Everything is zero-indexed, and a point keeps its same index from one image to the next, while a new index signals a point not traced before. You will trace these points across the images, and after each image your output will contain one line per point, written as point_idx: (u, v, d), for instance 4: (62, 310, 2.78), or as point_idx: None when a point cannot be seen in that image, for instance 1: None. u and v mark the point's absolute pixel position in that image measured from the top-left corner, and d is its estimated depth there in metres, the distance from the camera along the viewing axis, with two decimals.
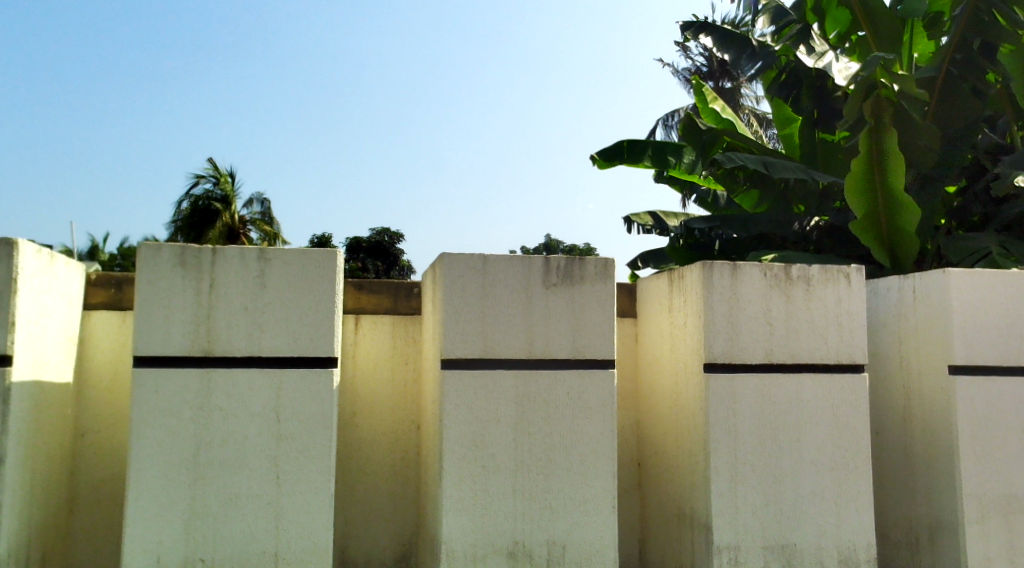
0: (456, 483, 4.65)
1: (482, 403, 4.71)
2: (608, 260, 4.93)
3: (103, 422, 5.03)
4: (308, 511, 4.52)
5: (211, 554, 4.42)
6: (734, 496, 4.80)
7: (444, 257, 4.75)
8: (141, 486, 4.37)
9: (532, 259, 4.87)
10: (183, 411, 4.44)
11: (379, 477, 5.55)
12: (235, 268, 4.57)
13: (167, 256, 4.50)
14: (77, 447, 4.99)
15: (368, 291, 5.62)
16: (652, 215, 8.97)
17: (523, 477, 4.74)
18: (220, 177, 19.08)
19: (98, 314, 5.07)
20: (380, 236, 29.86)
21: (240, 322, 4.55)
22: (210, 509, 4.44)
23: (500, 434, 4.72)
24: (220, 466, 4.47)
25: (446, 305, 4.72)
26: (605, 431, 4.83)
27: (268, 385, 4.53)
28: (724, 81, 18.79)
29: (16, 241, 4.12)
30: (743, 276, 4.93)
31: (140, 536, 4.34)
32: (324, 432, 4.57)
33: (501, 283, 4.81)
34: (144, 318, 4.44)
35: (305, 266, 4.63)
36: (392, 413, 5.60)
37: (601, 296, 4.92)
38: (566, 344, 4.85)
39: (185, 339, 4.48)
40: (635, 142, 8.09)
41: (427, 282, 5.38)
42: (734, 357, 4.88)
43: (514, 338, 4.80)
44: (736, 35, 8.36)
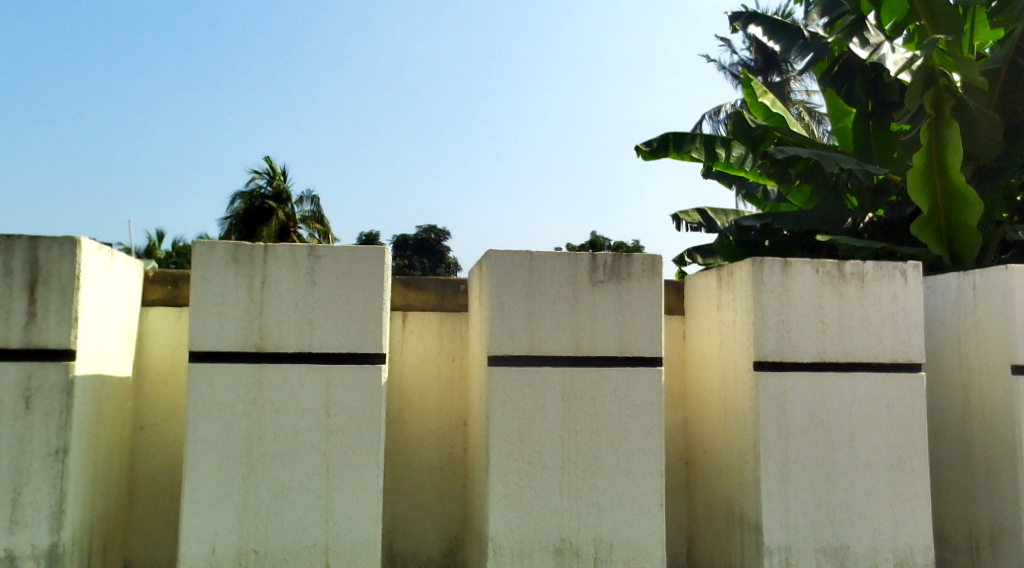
0: (503, 479, 4.67)
1: (528, 399, 4.73)
2: (656, 257, 4.90)
3: (160, 415, 5.17)
4: (357, 506, 4.59)
5: (264, 546, 4.51)
6: (785, 496, 4.74)
7: (491, 253, 4.77)
8: (196, 478, 4.47)
9: (579, 256, 4.87)
10: (236, 405, 4.54)
11: (426, 471, 5.61)
12: (286, 265, 4.65)
13: (221, 253, 4.59)
14: (135, 439, 5.13)
15: (416, 287, 5.68)
16: (700, 212, 8.73)
17: (570, 475, 4.74)
18: (273, 174, 19.39)
19: (156, 310, 5.21)
20: (427, 233, 30.06)
21: (292, 318, 4.63)
22: (262, 502, 4.53)
23: (547, 431, 4.74)
24: (272, 459, 4.55)
25: (493, 303, 4.74)
26: (652, 430, 4.81)
27: (317, 380, 4.61)
28: (774, 74, 18.48)
29: (78, 240, 4.24)
30: (794, 273, 4.86)
31: (196, 526, 4.45)
32: (372, 426, 4.64)
33: (548, 281, 4.82)
34: (199, 313, 4.55)
35: (353, 262, 4.70)
36: (439, 408, 5.65)
37: (648, 293, 4.90)
38: (613, 341, 4.84)
39: (238, 335, 4.57)
40: (682, 134, 7.81)
41: (474, 279, 5.41)
42: (786, 355, 4.81)
43: (560, 335, 4.80)
44: (788, 25, 8.16)
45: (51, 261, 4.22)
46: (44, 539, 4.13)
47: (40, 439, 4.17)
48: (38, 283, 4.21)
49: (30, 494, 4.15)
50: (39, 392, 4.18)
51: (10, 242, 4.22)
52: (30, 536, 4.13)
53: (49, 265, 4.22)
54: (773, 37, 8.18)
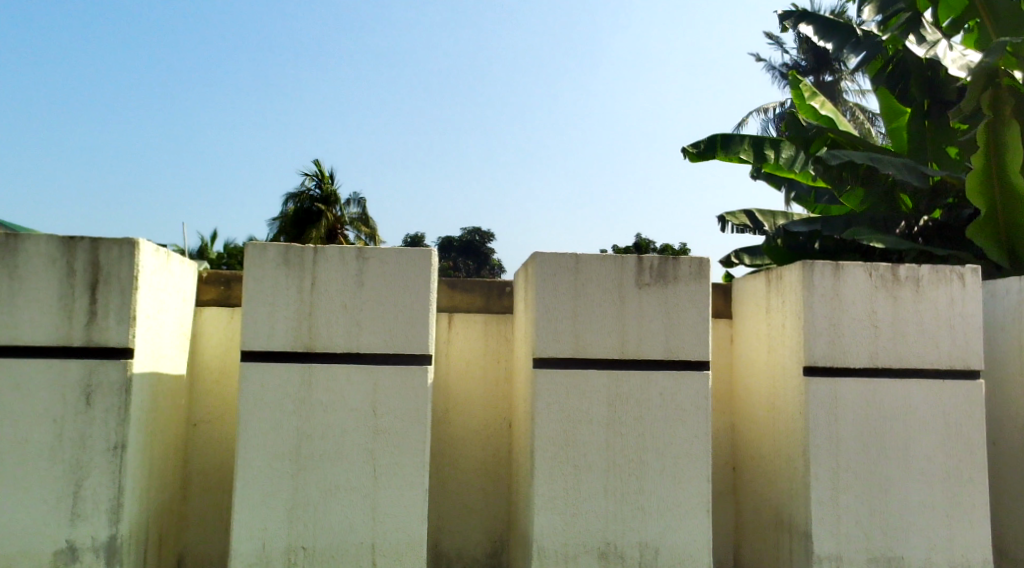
0: (548, 481, 4.68)
1: (573, 402, 4.73)
2: (703, 260, 4.87)
3: (213, 413, 5.28)
4: (403, 505, 4.64)
5: (312, 543, 4.58)
6: (836, 504, 4.67)
7: (537, 256, 4.79)
8: (247, 475, 4.56)
9: (625, 259, 4.86)
10: (286, 404, 4.62)
11: (471, 472, 5.64)
12: (335, 267, 4.72)
13: (272, 255, 4.68)
14: (188, 437, 5.24)
15: (462, 289, 5.72)
16: (748, 214, 8.58)
17: (615, 479, 4.73)
18: (322, 177, 19.68)
19: (209, 310, 5.33)
20: (471, 235, 30.16)
21: (340, 319, 4.70)
22: (310, 500, 4.60)
23: (592, 434, 4.73)
24: (321, 458, 4.62)
25: (539, 306, 4.76)
26: (699, 435, 4.78)
27: (365, 381, 4.67)
28: (825, 73, 18.18)
29: (136, 241, 4.36)
30: (846, 277, 4.79)
31: (247, 523, 4.54)
32: (418, 427, 4.68)
33: (594, 283, 4.82)
34: (251, 313, 4.64)
35: (401, 264, 4.75)
36: (484, 410, 5.67)
37: (696, 296, 4.87)
38: (659, 345, 4.82)
39: (288, 335, 4.66)
40: (730, 135, 7.67)
41: (520, 282, 5.42)
42: (837, 360, 4.74)
43: (606, 338, 4.80)
44: (840, 24, 8.03)
45: (111, 261, 4.34)
46: (103, 531, 4.26)
47: (100, 434, 4.30)
48: (99, 283, 4.34)
49: (90, 487, 4.28)
50: (99, 389, 4.30)
51: (73, 243, 4.35)
52: (90, 528, 4.26)
53: (109, 265, 4.35)
54: (824, 36, 8.05)
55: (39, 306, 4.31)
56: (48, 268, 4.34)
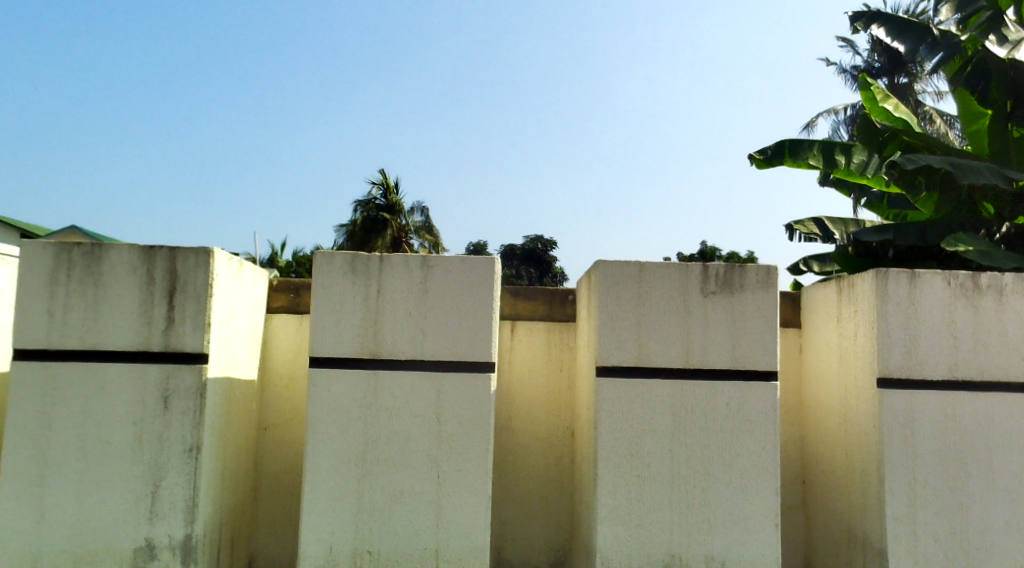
0: (611, 491, 4.66)
1: (637, 411, 4.70)
2: (771, 268, 4.79)
3: (282, 417, 5.40)
4: (466, 512, 4.67)
5: (377, 547, 4.64)
6: (913, 522, 4.53)
7: (600, 263, 4.78)
8: (315, 479, 4.65)
9: (690, 266, 4.80)
10: (353, 409, 4.69)
11: (534, 481, 5.64)
12: (401, 274, 4.78)
13: (340, 263, 4.77)
14: (259, 440, 5.37)
15: (524, 297, 5.74)
16: (817, 223, 8.38)
17: (681, 490, 4.68)
18: (387, 187, 19.98)
19: (279, 316, 5.46)
20: (534, 243, 30.17)
21: (406, 326, 4.76)
22: (376, 505, 4.66)
23: (657, 444, 4.69)
24: (386, 463, 4.69)
25: (602, 314, 4.74)
26: (768, 446, 4.69)
27: (429, 388, 4.72)
28: (900, 75, 17.68)
29: (211, 249, 4.50)
30: (923, 285, 4.65)
31: (315, 526, 4.63)
32: (482, 434, 4.71)
33: (658, 291, 4.78)
34: (320, 320, 4.73)
35: (464, 272, 4.79)
36: (547, 418, 5.67)
37: (763, 305, 4.79)
38: (725, 355, 4.75)
39: (355, 341, 4.74)
40: (798, 141, 7.46)
41: (583, 290, 5.42)
42: (913, 372, 4.61)
43: (670, 347, 4.75)
44: (915, 24, 7.82)
45: (188, 269, 4.49)
46: (179, 531, 4.39)
47: (176, 437, 4.44)
48: (176, 290, 4.49)
49: (168, 487, 4.42)
50: (176, 393, 4.45)
51: (152, 252, 4.51)
52: (167, 527, 4.40)
53: (186, 273, 4.50)
54: (897, 38, 7.87)
55: (121, 312, 4.48)
56: (129, 276, 4.50)
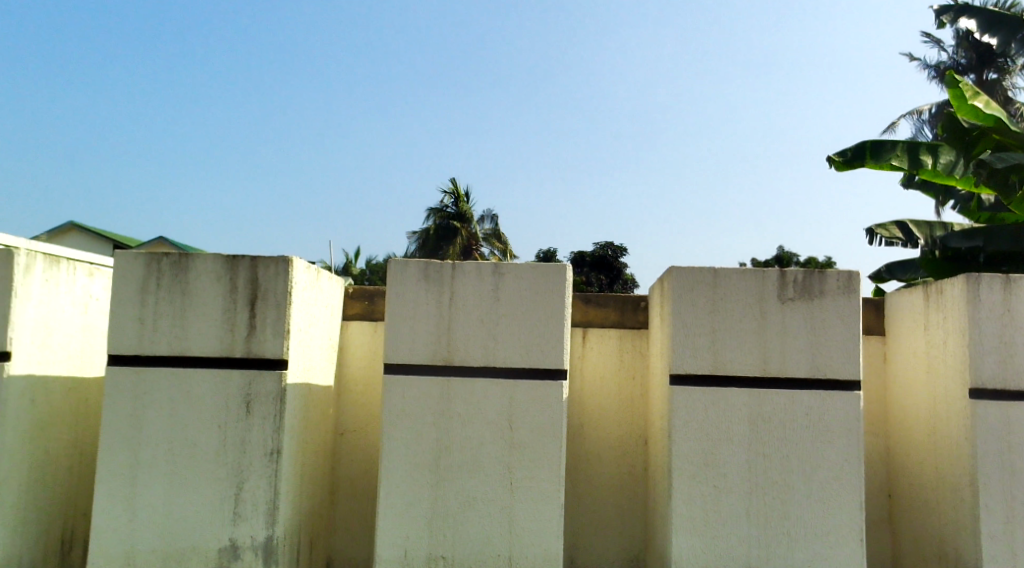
0: (687, 501, 4.58)
1: (712, 421, 4.61)
2: (852, 273, 4.64)
3: (358, 423, 5.48)
4: (539, 519, 4.66)
5: (451, 553, 4.67)
6: (1010, 539, 4.33)
7: (673, 270, 4.72)
8: (390, 484, 4.70)
9: (767, 272, 4.70)
10: (426, 416, 4.73)
11: (607, 489, 5.59)
12: (473, 281, 4.81)
13: (413, 271, 4.82)
14: (336, 445, 5.46)
15: (596, 304, 5.70)
16: (900, 226, 8.12)
17: (759, 501, 4.57)
18: (458, 196, 20.22)
19: (355, 324, 5.55)
20: (605, 249, 29.99)
21: (479, 334, 4.78)
22: (450, 510, 4.69)
23: (733, 454, 4.60)
24: (459, 469, 4.71)
25: (676, 321, 4.68)
26: (851, 458, 4.55)
27: (501, 395, 4.73)
28: (989, 71, 16.97)
29: (290, 259, 4.60)
30: (1018, 291, 4.44)
31: (390, 530, 4.68)
32: (555, 442, 4.69)
33: (733, 298, 4.69)
34: (395, 327, 4.79)
35: (536, 280, 4.79)
36: (620, 426, 5.62)
37: (845, 311, 4.65)
38: (804, 363, 4.63)
39: (429, 348, 4.78)
40: (880, 141, 7.23)
41: (655, 297, 5.35)
42: (1008, 382, 4.41)
43: (746, 355, 4.65)
44: (1005, 17, 7.50)
45: (268, 278, 4.60)
46: (261, 532, 4.49)
47: (258, 441, 4.54)
48: (257, 298, 4.61)
49: (250, 490, 4.52)
50: (257, 398, 4.56)
51: (235, 261, 4.64)
52: (249, 528, 4.50)
53: (267, 281, 4.61)
54: (987, 32, 7.57)
55: (206, 320, 4.62)
56: (213, 285, 4.64)
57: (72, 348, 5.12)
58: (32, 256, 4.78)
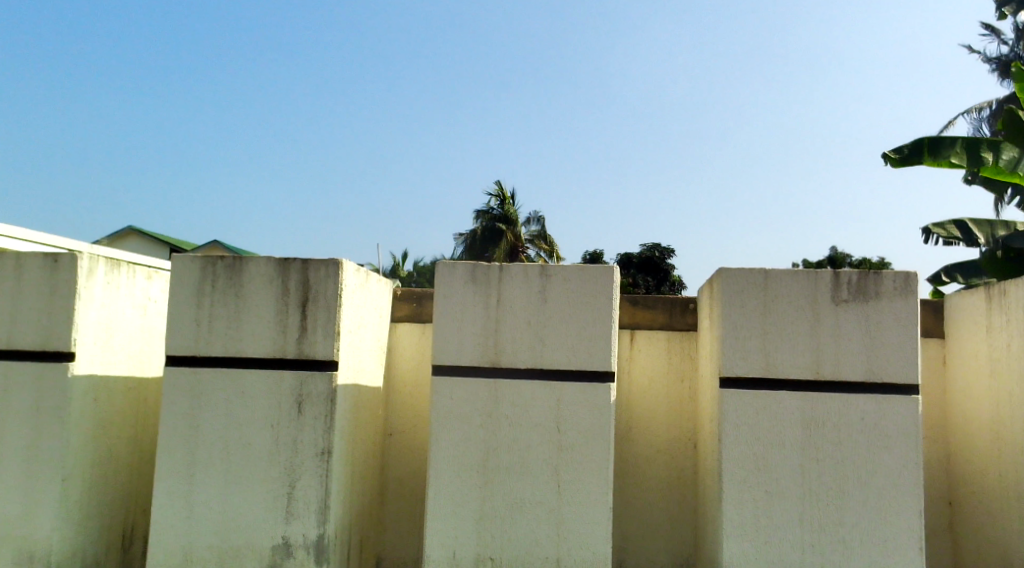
0: (738, 506, 4.51)
1: (764, 424, 4.53)
2: (910, 274, 4.52)
3: (407, 424, 5.51)
4: (589, 522, 4.63)
5: (500, 554, 4.66)
6: None
7: (723, 271, 4.65)
8: (439, 485, 4.72)
9: (820, 273, 4.61)
10: (474, 417, 4.74)
11: (657, 492, 5.53)
12: (520, 283, 4.80)
13: (461, 273, 4.83)
14: (385, 446, 5.50)
15: (643, 306, 5.65)
16: (959, 225, 7.90)
17: (812, 507, 4.48)
18: (504, 198, 20.25)
19: (403, 325, 5.58)
20: (652, 251, 29.75)
21: (526, 336, 4.77)
22: (498, 512, 4.68)
23: (786, 458, 4.51)
24: (507, 471, 4.70)
25: (725, 323, 4.61)
26: (908, 463, 4.43)
27: (548, 397, 4.71)
28: None
29: (341, 261, 4.65)
30: None
31: (439, 531, 4.69)
32: (603, 444, 4.66)
33: (784, 300, 4.60)
34: (442, 329, 4.81)
35: (583, 281, 4.76)
36: (669, 429, 5.55)
37: (901, 313, 4.53)
38: (859, 366, 4.52)
39: (476, 350, 4.78)
40: (939, 137, 7.00)
41: (704, 298, 5.29)
42: None
43: (799, 358, 4.56)
44: None
45: (319, 280, 4.65)
46: (313, 530, 4.54)
47: (309, 441, 4.59)
48: (308, 300, 4.66)
49: (302, 489, 4.58)
50: (309, 398, 4.61)
51: (286, 264, 4.69)
52: (302, 526, 4.55)
53: (317, 284, 4.66)
54: None
55: (259, 321, 4.68)
56: (265, 287, 4.70)
57: (133, 348, 5.23)
58: (95, 259, 4.91)
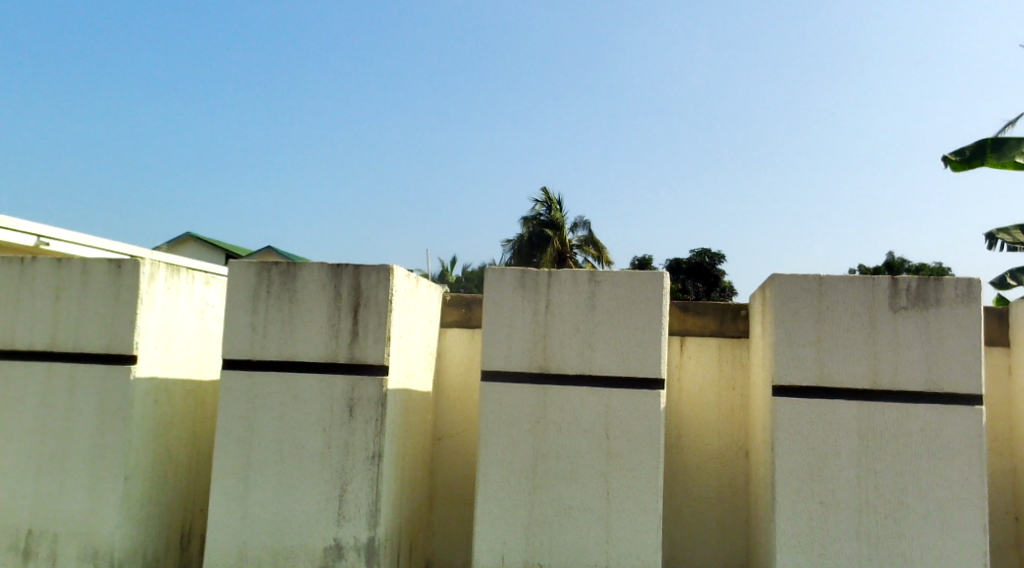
0: (793, 517, 4.42)
1: (819, 434, 4.44)
2: (972, 280, 4.39)
3: (456, 429, 5.52)
4: (638, 530, 4.57)
5: (548, 561, 4.63)
6: None
7: (776, 277, 4.56)
8: (487, 490, 4.71)
9: (877, 280, 4.49)
10: (523, 423, 4.72)
11: (708, 501, 5.45)
12: (569, 289, 4.77)
13: (509, 279, 4.83)
14: (434, 450, 5.52)
15: (694, 312, 5.58)
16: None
17: (870, 519, 4.36)
18: (551, 204, 20.21)
19: (452, 331, 5.59)
20: (702, 257, 29.43)
21: (575, 341, 4.74)
22: (547, 518, 4.65)
23: (842, 469, 4.41)
24: (556, 477, 4.67)
25: (779, 330, 4.52)
26: (970, 476, 4.29)
27: (598, 403, 4.67)
28: None
29: (391, 267, 4.68)
30: None
31: (488, 536, 4.68)
32: (653, 452, 4.60)
33: (840, 307, 4.50)
34: (491, 335, 4.81)
35: (633, 287, 4.72)
36: (720, 437, 5.47)
37: (963, 321, 4.39)
38: (918, 375, 4.40)
39: (525, 356, 4.77)
40: (1002, 138, 6.82)
41: (756, 305, 5.20)
42: None
43: (855, 366, 4.45)
44: None
45: (370, 285, 4.69)
46: (363, 533, 4.57)
47: (360, 444, 4.63)
48: (360, 305, 4.70)
49: (353, 491, 4.61)
50: (360, 402, 4.64)
51: (338, 269, 4.74)
52: (353, 528, 4.59)
53: (368, 289, 4.70)
54: None
55: (311, 326, 4.74)
56: (317, 292, 4.76)
57: (191, 352, 5.33)
58: (156, 265, 5.02)
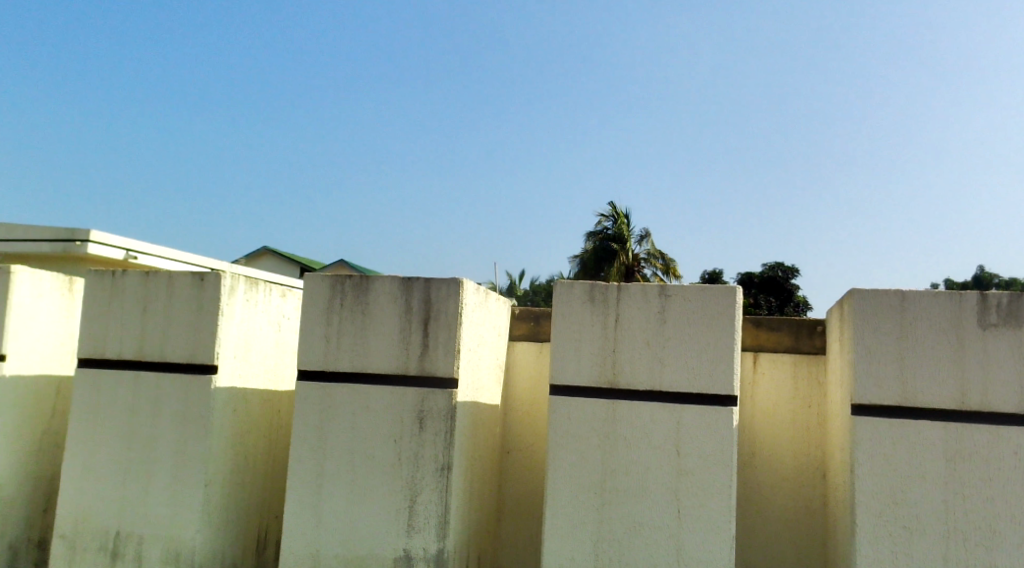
0: (874, 541, 4.25)
1: (902, 455, 4.26)
2: None
3: (524, 443, 5.50)
4: (710, 549, 4.46)
5: None
6: None
7: (855, 292, 4.41)
8: (556, 505, 4.67)
9: (963, 296, 4.30)
10: (591, 438, 4.66)
11: (783, 522, 5.30)
12: (638, 304, 4.71)
13: (578, 293, 4.79)
14: (502, 463, 5.51)
15: (768, 328, 5.44)
16: None
17: (957, 546, 4.17)
18: (618, 217, 20.09)
19: (521, 344, 5.58)
20: (774, 270, 28.84)
21: (645, 356, 4.67)
22: (617, 535, 4.58)
23: (926, 492, 4.22)
24: (626, 493, 4.60)
25: (858, 347, 4.37)
26: None
27: (669, 419, 4.59)
28: None
29: (460, 280, 4.70)
30: None
31: (556, 552, 4.64)
32: (726, 470, 4.49)
33: (923, 323, 4.32)
34: (560, 349, 4.77)
35: (706, 302, 4.63)
36: (795, 456, 5.31)
37: None
38: (1008, 396, 4.19)
39: (594, 370, 4.72)
40: None
41: (833, 320, 5.04)
42: None
43: (940, 385, 4.27)
44: None
45: (440, 298, 4.72)
46: (432, 545, 4.58)
47: (429, 456, 4.64)
48: (429, 318, 4.73)
49: (422, 503, 4.63)
50: (429, 413, 4.66)
51: (409, 282, 4.79)
52: (422, 540, 4.60)
53: (438, 302, 4.73)
54: None
55: (382, 338, 4.78)
56: (388, 305, 4.80)
57: (268, 363, 5.45)
58: (235, 278, 5.16)
